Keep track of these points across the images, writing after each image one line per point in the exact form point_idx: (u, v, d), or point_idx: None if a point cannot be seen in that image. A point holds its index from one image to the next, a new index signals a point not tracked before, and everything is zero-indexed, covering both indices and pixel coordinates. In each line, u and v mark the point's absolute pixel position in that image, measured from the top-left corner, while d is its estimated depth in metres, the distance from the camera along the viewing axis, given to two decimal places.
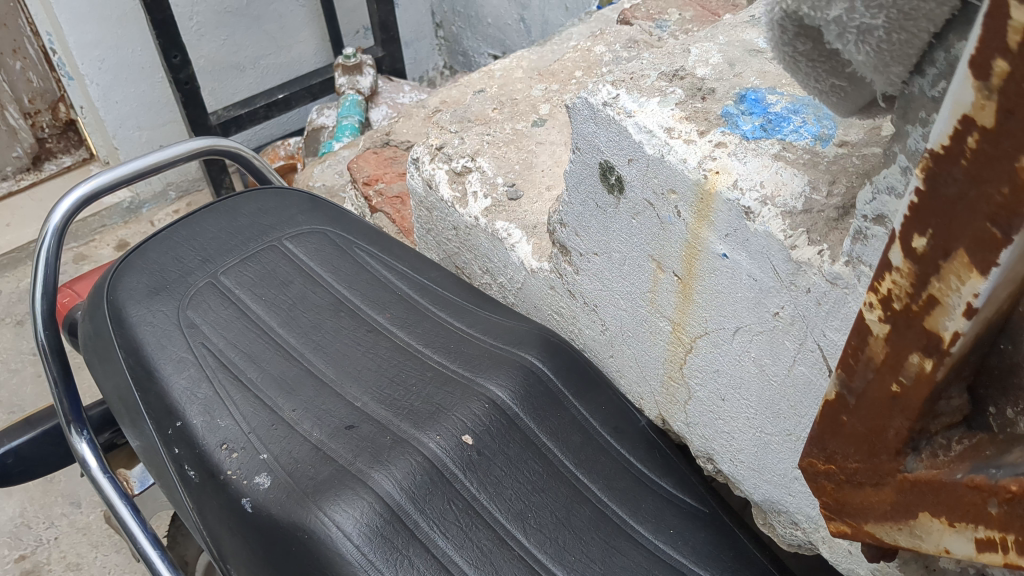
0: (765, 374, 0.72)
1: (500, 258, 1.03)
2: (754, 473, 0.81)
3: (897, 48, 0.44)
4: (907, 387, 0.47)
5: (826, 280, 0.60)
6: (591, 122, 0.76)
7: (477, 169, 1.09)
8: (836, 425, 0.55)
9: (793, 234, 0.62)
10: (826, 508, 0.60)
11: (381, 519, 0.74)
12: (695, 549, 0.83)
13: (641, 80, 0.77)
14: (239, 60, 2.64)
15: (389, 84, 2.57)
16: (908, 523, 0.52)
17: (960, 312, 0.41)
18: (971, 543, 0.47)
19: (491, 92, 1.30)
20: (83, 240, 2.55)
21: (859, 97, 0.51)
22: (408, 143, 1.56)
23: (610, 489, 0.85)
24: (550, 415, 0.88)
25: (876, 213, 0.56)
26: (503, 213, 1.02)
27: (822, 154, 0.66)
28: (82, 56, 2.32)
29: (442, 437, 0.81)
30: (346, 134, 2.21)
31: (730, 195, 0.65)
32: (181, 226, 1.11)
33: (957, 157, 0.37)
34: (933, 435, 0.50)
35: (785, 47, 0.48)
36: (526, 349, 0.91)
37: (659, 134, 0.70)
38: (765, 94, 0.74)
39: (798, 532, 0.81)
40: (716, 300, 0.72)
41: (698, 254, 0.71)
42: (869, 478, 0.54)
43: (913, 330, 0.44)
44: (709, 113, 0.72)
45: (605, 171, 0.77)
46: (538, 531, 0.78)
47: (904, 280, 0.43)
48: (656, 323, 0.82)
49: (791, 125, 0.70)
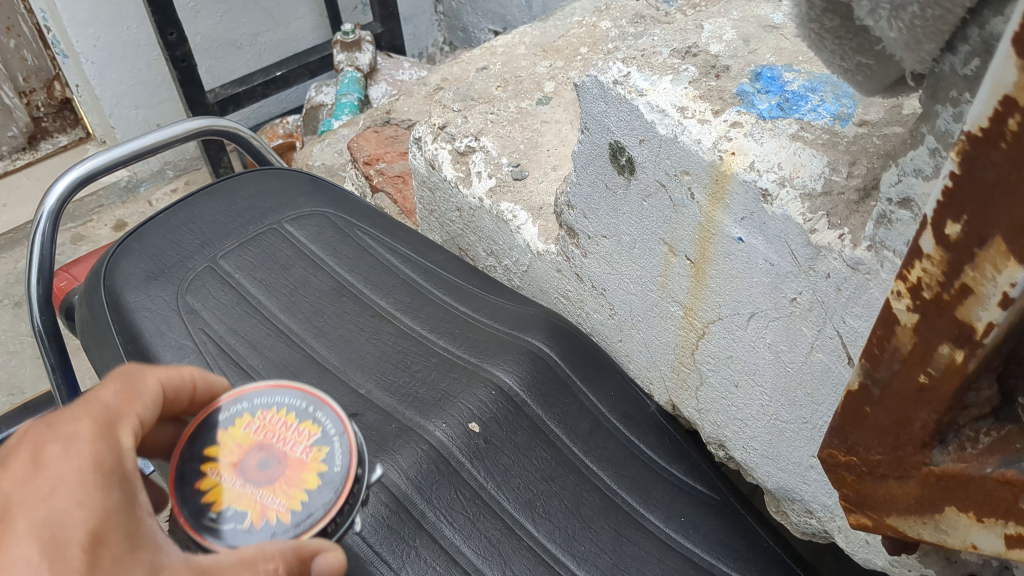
0: (781, 361, 0.70)
1: (506, 240, 1.01)
2: (768, 461, 0.79)
3: (930, 24, 0.42)
4: (936, 379, 0.46)
5: (848, 265, 0.59)
6: (600, 101, 0.74)
7: (481, 148, 1.06)
8: (858, 417, 0.53)
9: (813, 217, 0.60)
10: (846, 499, 0.59)
11: (387, 509, 0.73)
12: (707, 538, 0.81)
13: (653, 58, 0.74)
14: (236, 37, 2.60)
15: (388, 61, 2.53)
16: (934, 518, 0.51)
17: (996, 302, 0.39)
18: (999, 538, 0.47)
19: (494, 70, 1.27)
20: (80, 220, 2.52)
21: (886, 75, 0.49)
22: (409, 122, 1.52)
23: (620, 477, 0.84)
24: (558, 402, 0.86)
25: (901, 195, 0.54)
26: (508, 194, 1.00)
27: (842, 134, 0.63)
28: (77, 34, 2.27)
29: (448, 425, 0.80)
30: (345, 113, 2.17)
31: (745, 177, 0.63)
32: (179, 209, 1.08)
33: (996, 140, 0.35)
34: (960, 427, 0.48)
35: (812, 23, 0.46)
36: (532, 334, 0.90)
37: (672, 114, 0.68)
38: (782, 72, 0.71)
39: (813, 520, 0.79)
40: (729, 285, 0.70)
41: (712, 238, 0.69)
42: (893, 471, 0.53)
43: (944, 321, 0.43)
44: (723, 91, 0.69)
45: (615, 152, 0.75)
46: (546, 520, 0.77)
47: (935, 268, 0.42)
48: (667, 308, 0.79)
49: (809, 104, 0.67)
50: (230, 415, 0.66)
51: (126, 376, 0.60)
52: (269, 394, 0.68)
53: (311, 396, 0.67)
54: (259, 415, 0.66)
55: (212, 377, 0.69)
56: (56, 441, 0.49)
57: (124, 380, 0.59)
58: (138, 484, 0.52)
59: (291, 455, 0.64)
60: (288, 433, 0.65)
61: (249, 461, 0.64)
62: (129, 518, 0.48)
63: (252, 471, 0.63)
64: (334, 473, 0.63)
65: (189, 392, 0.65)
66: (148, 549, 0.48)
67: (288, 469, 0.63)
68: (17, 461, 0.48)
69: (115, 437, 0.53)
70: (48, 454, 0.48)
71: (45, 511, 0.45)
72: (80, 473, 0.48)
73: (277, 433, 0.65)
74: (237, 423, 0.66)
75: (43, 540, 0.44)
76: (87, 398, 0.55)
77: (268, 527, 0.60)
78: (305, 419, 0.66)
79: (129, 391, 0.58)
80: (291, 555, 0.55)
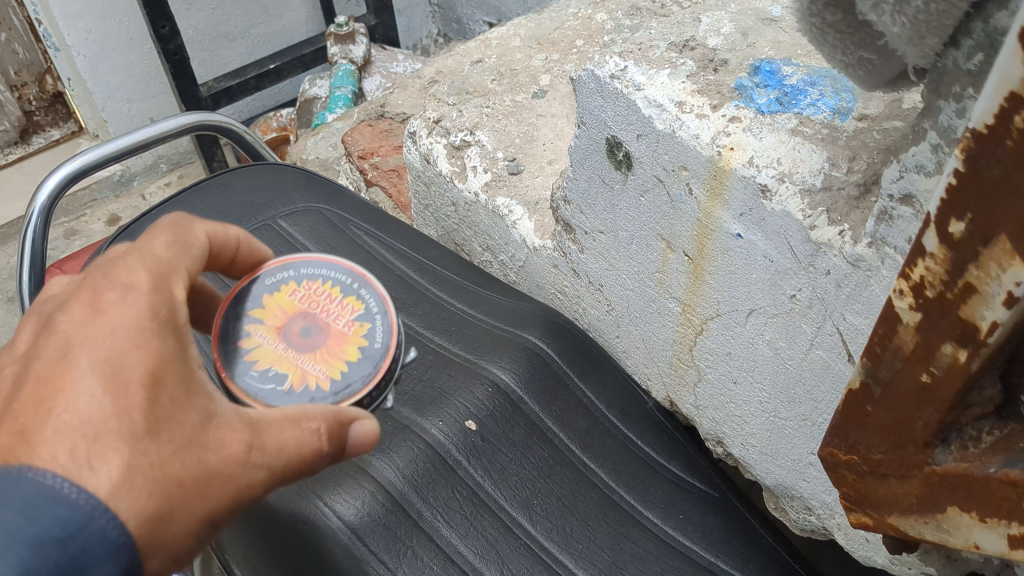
0: (780, 358, 0.69)
1: (501, 234, 1.00)
2: (767, 458, 0.78)
3: (934, 19, 0.41)
4: (938, 379, 0.45)
5: (848, 262, 0.58)
6: (596, 96, 0.73)
7: (476, 143, 1.05)
8: (859, 415, 0.53)
9: (813, 213, 0.59)
10: (847, 499, 0.58)
11: (383, 508, 0.73)
12: (706, 535, 0.81)
13: (650, 52, 0.73)
14: (230, 30, 2.56)
15: (382, 53, 2.51)
16: (936, 517, 0.51)
17: (999, 301, 0.38)
18: (1003, 539, 0.46)
19: (489, 63, 1.25)
20: (73, 214, 2.51)
21: (888, 70, 0.48)
22: (404, 116, 1.49)
23: (617, 474, 0.83)
24: (555, 399, 0.85)
25: (903, 191, 0.53)
26: (503, 188, 0.99)
27: (842, 129, 0.63)
28: (69, 27, 2.24)
29: (444, 423, 0.80)
30: (339, 106, 2.16)
31: (745, 173, 0.62)
32: (172, 205, 1.07)
33: (1002, 137, 0.35)
34: (963, 427, 0.48)
35: (814, 18, 0.46)
36: (529, 330, 0.89)
37: (669, 108, 0.67)
38: (781, 66, 0.70)
39: (812, 517, 0.79)
40: (728, 282, 0.69)
41: (710, 234, 0.68)
42: (894, 470, 0.52)
43: (947, 320, 0.42)
44: (722, 85, 0.68)
45: (612, 147, 0.74)
46: (544, 518, 0.77)
47: (939, 267, 0.41)
48: (665, 304, 0.79)
49: (808, 98, 0.66)
50: (275, 282, 0.64)
51: (174, 225, 0.56)
52: (314, 264, 0.65)
53: (357, 272, 0.66)
54: (304, 284, 0.64)
55: (259, 243, 0.65)
56: (114, 289, 0.49)
57: (174, 232, 0.55)
58: (189, 330, 0.51)
59: (334, 326, 0.62)
60: (332, 305, 0.63)
61: (292, 327, 0.62)
62: (184, 364, 0.48)
63: (295, 336, 0.61)
64: (374, 349, 0.62)
65: (232, 253, 0.62)
66: (200, 394, 0.49)
67: (331, 340, 0.61)
68: (76, 301, 0.48)
69: (169, 286, 0.51)
70: (104, 301, 0.48)
71: (108, 348, 0.45)
72: (138, 319, 0.47)
73: (321, 304, 0.63)
74: (281, 290, 0.64)
75: (106, 376, 0.44)
76: (140, 245, 0.53)
77: (308, 394, 0.59)
78: (349, 294, 0.64)
79: (182, 243, 0.55)
80: (335, 417, 0.54)
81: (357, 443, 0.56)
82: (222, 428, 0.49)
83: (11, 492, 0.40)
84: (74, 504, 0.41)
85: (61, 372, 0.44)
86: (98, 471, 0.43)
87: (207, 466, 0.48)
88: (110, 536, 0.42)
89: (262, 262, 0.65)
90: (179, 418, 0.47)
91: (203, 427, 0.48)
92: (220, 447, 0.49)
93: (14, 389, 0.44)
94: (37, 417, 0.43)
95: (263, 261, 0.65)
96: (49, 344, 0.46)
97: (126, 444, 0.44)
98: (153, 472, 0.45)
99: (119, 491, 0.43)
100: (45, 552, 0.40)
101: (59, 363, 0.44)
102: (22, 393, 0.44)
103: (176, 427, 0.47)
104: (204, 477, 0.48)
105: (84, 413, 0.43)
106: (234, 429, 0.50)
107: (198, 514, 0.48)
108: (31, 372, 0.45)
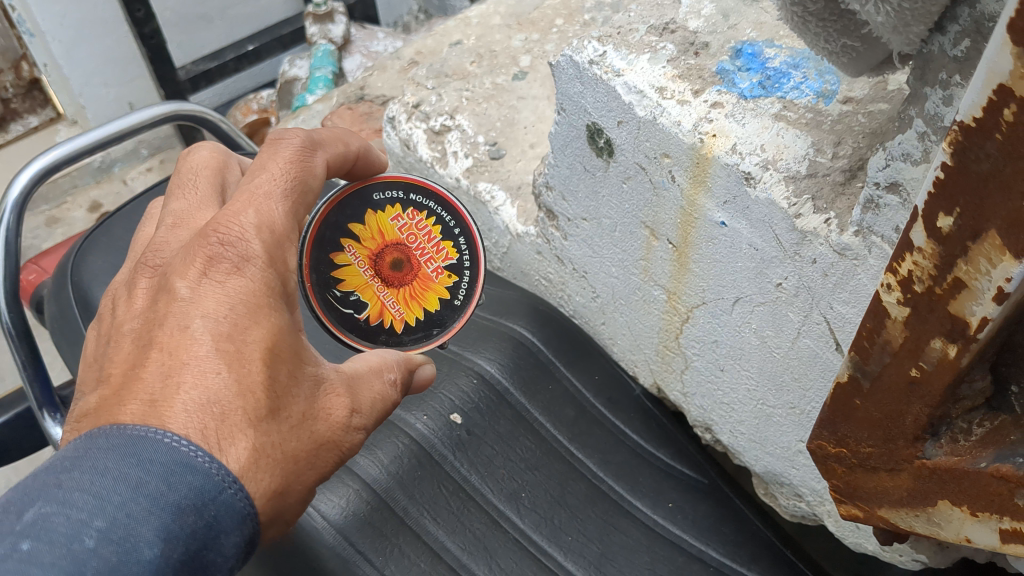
0: (767, 346, 0.68)
1: (484, 221, 0.98)
2: (755, 445, 0.78)
3: (918, 7, 0.39)
4: (928, 373, 0.44)
5: (835, 250, 0.57)
6: (576, 82, 0.71)
7: (456, 127, 1.03)
8: (848, 408, 0.51)
9: (798, 201, 0.58)
10: (837, 491, 0.57)
11: (368, 506, 0.72)
12: (695, 523, 0.82)
13: (629, 36, 0.71)
14: (206, 10, 2.37)
15: (361, 31, 2.47)
16: (927, 510, 0.50)
17: (990, 296, 0.37)
18: (994, 532, 0.45)
19: (468, 44, 1.22)
20: (54, 202, 2.47)
21: (872, 56, 0.47)
22: (383, 99, 1.48)
23: (606, 464, 0.83)
24: (540, 389, 0.85)
25: (889, 180, 0.52)
26: (485, 174, 0.98)
27: (826, 112, 0.61)
28: (43, 12, 2.06)
29: (429, 417, 0.79)
30: (319, 87, 2.12)
31: (728, 160, 0.61)
32: None
33: (990, 130, 0.33)
34: (953, 420, 0.46)
35: (795, 7, 0.44)
36: (513, 320, 0.89)
37: (650, 94, 0.65)
38: (763, 48, 0.68)
39: (802, 503, 0.78)
40: (714, 269, 0.68)
41: (694, 222, 0.67)
42: (884, 463, 0.51)
43: (936, 315, 0.41)
44: (703, 70, 0.67)
45: (593, 134, 0.72)
46: (532, 511, 0.77)
47: (927, 262, 0.39)
48: (651, 292, 0.77)
49: (791, 81, 0.64)
50: (386, 198, 0.70)
51: (302, 158, 0.58)
52: (422, 189, 0.71)
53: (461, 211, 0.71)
54: (409, 210, 0.70)
55: (377, 152, 0.69)
56: (228, 258, 0.51)
57: (302, 168, 0.58)
58: (296, 290, 0.55)
59: (423, 267, 0.71)
60: (428, 245, 0.71)
61: (386, 259, 0.70)
62: (295, 337, 0.53)
63: (384, 269, 0.70)
64: (452, 306, 0.73)
65: (349, 164, 0.66)
66: (309, 363, 0.54)
67: (416, 281, 0.71)
68: (192, 264, 0.51)
69: (284, 249, 0.54)
70: (219, 270, 0.51)
71: (226, 324, 0.50)
72: (254, 295, 0.51)
73: (419, 241, 0.71)
74: (389, 210, 0.70)
75: (228, 355, 0.49)
76: (262, 185, 0.55)
77: (382, 326, 0.70)
78: (447, 236, 0.71)
79: (302, 186, 0.57)
80: (405, 367, 0.62)
81: (415, 384, 0.65)
82: (328, 395, 0.55)
83: (151, 462, 0.45)
84: (206, 474, 0.46)
85: (185, 344, 0.49)
86: (227, 452, 0.47)
87: (318, 436, 0.53)
88: (237, 506, 0.47)
89: (375, 174, 0.69)
90: (295, 393, 0.52)
91: (313, 400, 0.54)
92: (327, 416, 0.54)
93: (139, 356, 0.49)
94: (167, 389, 0.47)
95: (375, 172, 0.69)
96: (169, 311, 0.50)
97: (251, 427, 0.48)
98: (275, 451, 0.50)
99: (248, 471, 0.48)
100: (183, 518, 0.45)
101: (182, 335, 0.49)
102: (149, 361, 0.48)
103: (292, 402, 0.52)
104: (316, 447, 0.53)
105: (212, 391, 0.48)
106: (339, 394, 0.56)
107: (309, 483, 0.53)
108: (154, 340, 0.49)
